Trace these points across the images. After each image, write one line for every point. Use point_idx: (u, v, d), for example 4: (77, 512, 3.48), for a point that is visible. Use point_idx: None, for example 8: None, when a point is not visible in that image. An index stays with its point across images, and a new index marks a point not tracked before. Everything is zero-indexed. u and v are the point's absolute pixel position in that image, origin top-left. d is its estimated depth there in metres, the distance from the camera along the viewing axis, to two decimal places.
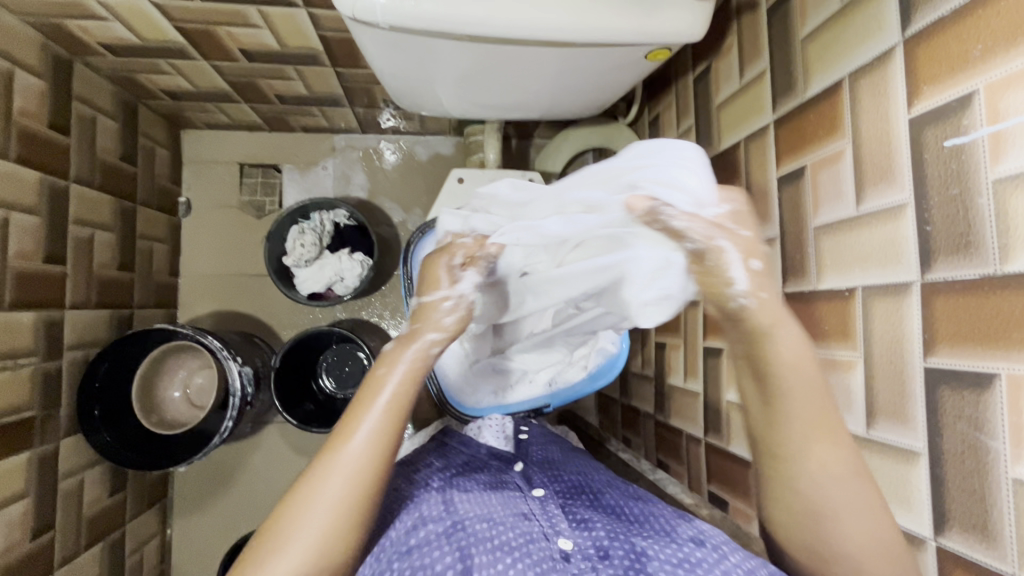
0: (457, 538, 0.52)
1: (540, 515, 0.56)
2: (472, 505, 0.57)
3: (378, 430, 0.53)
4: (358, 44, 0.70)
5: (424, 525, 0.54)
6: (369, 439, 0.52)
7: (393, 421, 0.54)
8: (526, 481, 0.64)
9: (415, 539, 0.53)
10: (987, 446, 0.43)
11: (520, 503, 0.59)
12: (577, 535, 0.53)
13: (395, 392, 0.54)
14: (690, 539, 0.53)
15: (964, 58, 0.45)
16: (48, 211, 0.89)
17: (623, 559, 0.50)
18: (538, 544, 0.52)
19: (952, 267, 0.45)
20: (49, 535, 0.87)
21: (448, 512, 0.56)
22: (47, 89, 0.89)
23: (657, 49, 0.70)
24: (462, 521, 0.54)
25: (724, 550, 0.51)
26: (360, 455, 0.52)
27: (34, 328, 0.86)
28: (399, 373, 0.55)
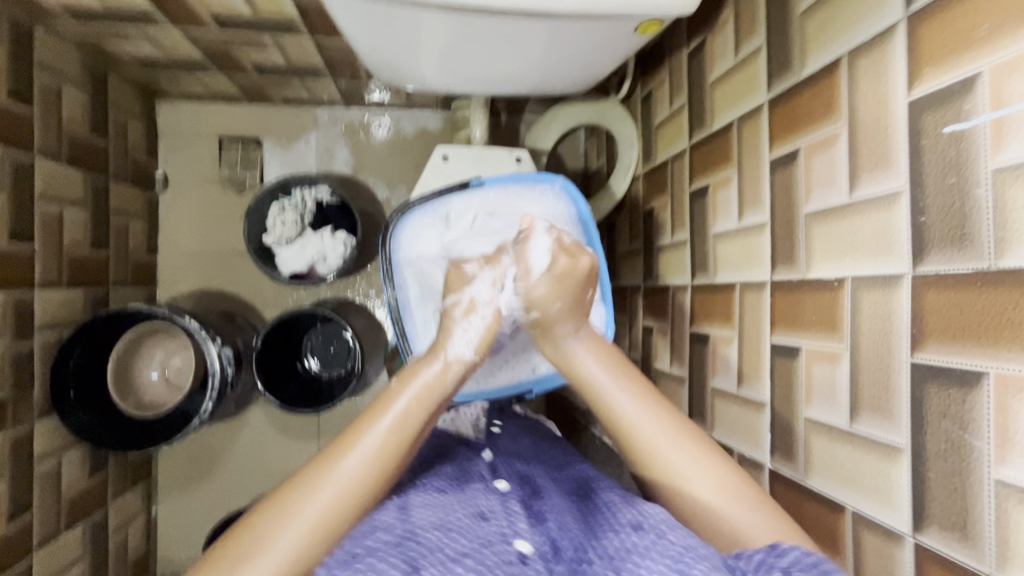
0: (406, 548, 0.46)
1: (499, 514, 0.54)
2: (428, 509, 0.53)
3: (376, 455, 0.54)
4: (332, 13, 0.65)
5: (374, 533, 0.49)
6: (367, 460, 0.54)
7: (398, 449, 0.55)
8: (490, 472, 0.63)
9: (362, 547, 0.47)
10: (972, 446, 0.42)
11: (480, 497, 0.56)
12: (535, 534, 0.51)
13: (400, 416, 0.56)
14: (628, 523, 0.52)
15: (970, 38, 0.42)
16: (11, 186, 0.85)
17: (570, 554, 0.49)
18: (494, 548, 0.48)
19: (945, 260, 0.43)
20: (27, 517, 0.86)
21: (402, 518, 0.51)
22: (6, 56, 0.83)
23: (648, 23, 0.66)
24: (416, 527, 0.50)
25: (663, 529, 0.50)
26: (354, 475, 0.53)
27: (2, 309, 0.84)
28: (411, 394, 0.58)
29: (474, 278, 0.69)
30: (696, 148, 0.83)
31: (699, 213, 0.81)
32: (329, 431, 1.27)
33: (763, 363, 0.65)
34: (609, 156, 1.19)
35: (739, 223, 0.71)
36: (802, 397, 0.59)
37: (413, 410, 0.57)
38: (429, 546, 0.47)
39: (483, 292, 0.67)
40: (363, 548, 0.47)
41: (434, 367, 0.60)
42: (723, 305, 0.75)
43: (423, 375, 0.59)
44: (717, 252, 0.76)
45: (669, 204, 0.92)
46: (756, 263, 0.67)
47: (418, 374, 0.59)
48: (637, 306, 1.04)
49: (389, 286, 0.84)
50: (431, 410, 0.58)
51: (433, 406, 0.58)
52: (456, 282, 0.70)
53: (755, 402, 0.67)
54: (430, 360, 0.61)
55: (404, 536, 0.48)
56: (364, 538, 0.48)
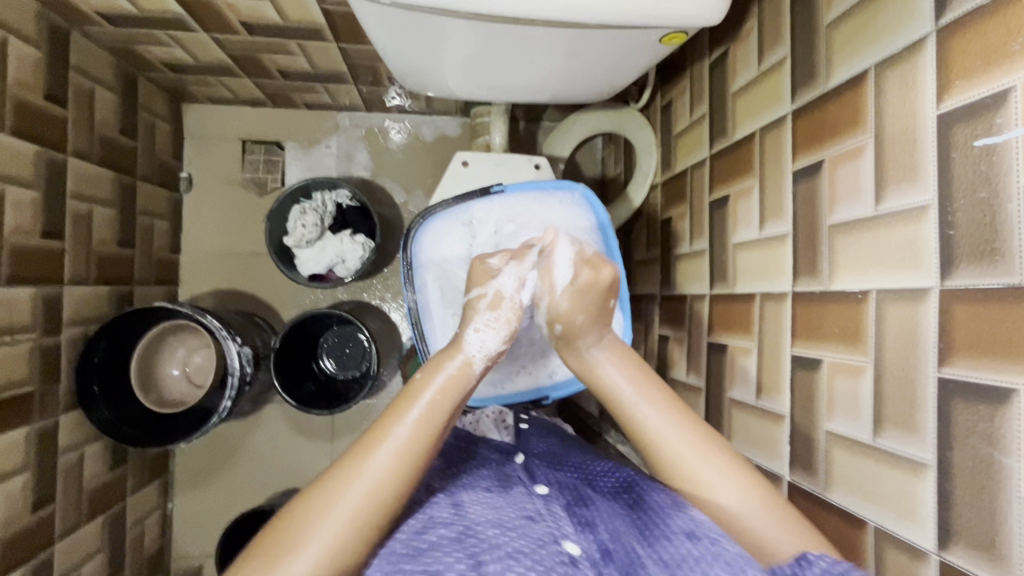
0: (469, 544, 0.48)
1: (547, 517, 0.53)
2: (482, 507, 0.54)
3: (407, 446, 0.54)
4: (361, 21, 0.67)
5: (435, 529, 0.50)
6: (398, 454, 0.54)
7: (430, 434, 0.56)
8: (529, 476, 0.63)
9: (425, 542, 0.49)
10: (1001, 463, 0.41)
11: (526, 500, 0.56)
12: (584, 538, 0.51)
13: (427, 407, 0.58)
14: (680, 531, 0.51)
15: (1002, 52, 0.41)
16: (45, 185, 0.88)
17: (624, 560, 0.48)
18: (548, 548, 0.48)
19: (974, 275, 0.43)
20: (49, 508, 0.88)
21: (458, 514, 0.53)
22: (44, 59, 0.86)
23: (673, 34, 0.67)
24: (474, 525, 0.50)
25: (720, 542, 0.49)
26: (387, 467, 0.53)
27: (33, 304, 0.86)
28: (436, 388, 0.59)
29: (498, 271, 0.72)
30: (717, 158, 0.83)
31: (718, 223, 0.81)
32: (343, 432, 1.28)
33: (783, 374, 0.65)
34: (627, 164, 1.19)
35: (760, 233, 0.71)
36: (823, 409, 0.58)
37: (439, 402, 0.58)
38: (488, 543, 0.48)
39: (509, 285, 0.71)
40: (427, 543, 0.48)
41: (458, 359, 0.63)
42: (741, 315, 0.74)
43: (446, 369, 0.61)
44: (736, 262, 0.76)
45: (688, 213, 0.92)
46: (777, 274, 0.67)
47: (441, 368, 0.61)
48: (653, 314, 1.04)
49: (410, 288, 0.85)
50: (458, 400, 0.60)
51: (459, 396, 0.60)
52: (480, 275, 0.73)
53: (775, 413, 0.66)
54: (453, 354, 0.63)
55: (464, 532, 0.50)
56: (425, 533, 0.50)
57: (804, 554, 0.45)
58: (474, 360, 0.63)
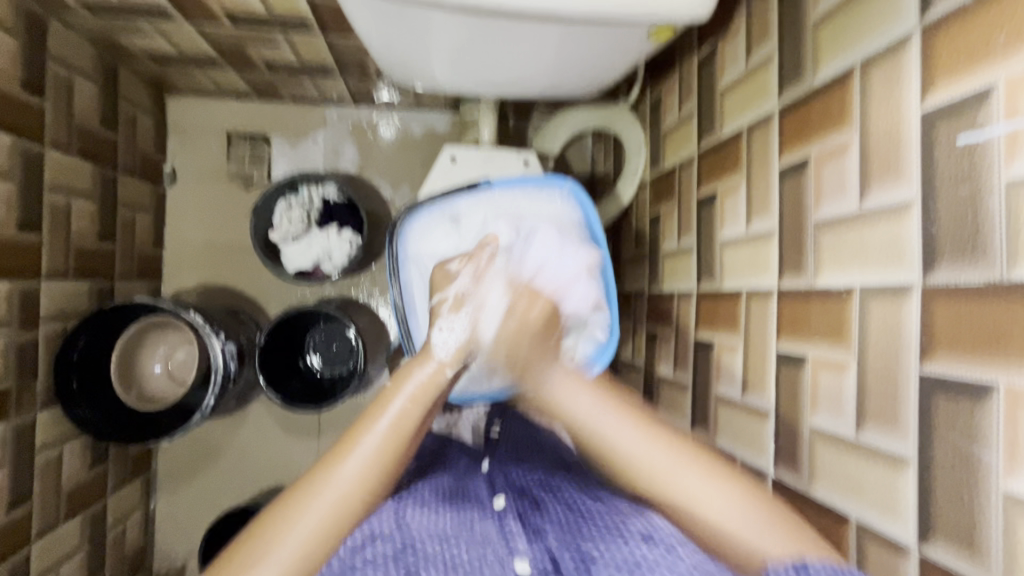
0: (405, 561, 0.51)
1: (496, 528, 0.56)
2: (424, 517, 0.57)
3: (375, 456, 0.54)
4: (346, 13, 0.66)
5: (374, 543, 0.53)
6: (362, 467, 0.54)
7: (396, 448, 0.55)
8: (488, 485, 0.65)
9: (361, 559, 0.52)
10: (980, 458, 0.41)
11: (475, 511, 0.59)
12: (534, 549, 0.52)
13: (396, 417, 0.56)
14: (638, 533, 0.52)
15: (985, 49, 0.42)
16: (21, 177, 0.85)
17: (571, 571, 0.50)
18: (487, 561, 0.51)
19: (956, 271, 0.43)
20: (26, 508, 0.86)
21: (398, 529, 0.55)
22: (20, 47, 0.84)
23: (662, 29, 0.66)
24: (412, 541, 0.53)
25: (676, 547, 0.50)
26: (356, 476, 0.53)
27: (9, 298, 0.84)
28: (406, 396, 0.58)
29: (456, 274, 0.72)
30: (705, 155, 0.83)
31: (705, 221, 0.82)
32: (330, 429, 1.27)
33: (769, 371, 0.65)
34: (617, 161, 1.19)
35: (747, 230, 0.71)
36: (807, 406, 0.59)
37: (410, 410, 0.57)
38: (425, 558, 0.51)
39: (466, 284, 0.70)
40: (362, 561, 0.51)
41: (426, 368, 0.60)
42: (728, 312, 0.74)
43: (415, 378, 0.60)
44: (723, 259, 0.76)
45: (676, 210, 0.92)
46: (763, 270, 0.67)
47: (410, 377, 0.60)
48: (641, 311, 1.04)
49: (395, 284, 0.84)
50: (428, 407, 0.59)
51: (428, 404, 0.59)
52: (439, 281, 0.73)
53: (760, 410, 0.67)
54: (422, 362, 0.61)
55: (401, 550, 0.52)
56: (363, 550, 0.52)
57: (803, 560, 0.44)
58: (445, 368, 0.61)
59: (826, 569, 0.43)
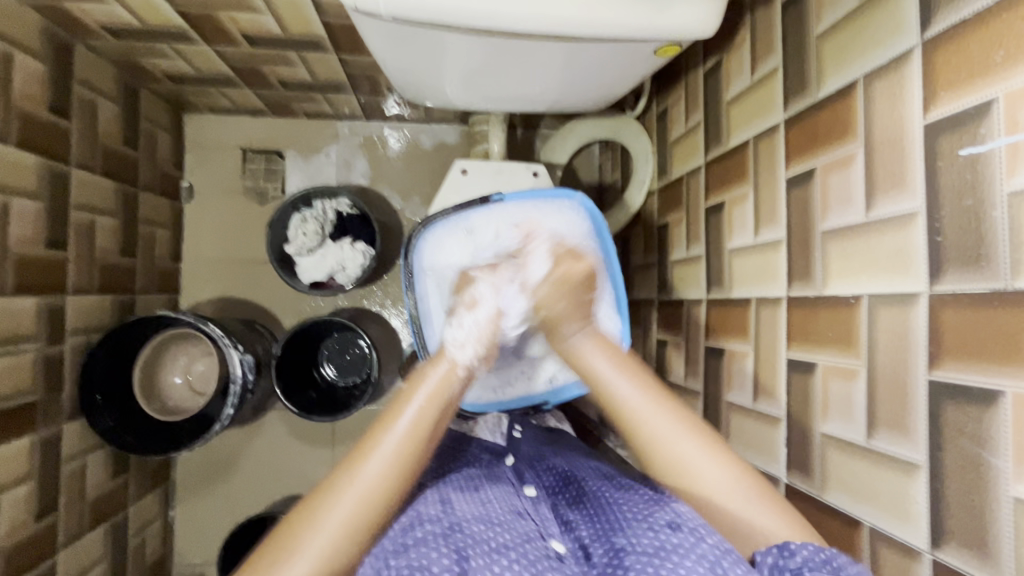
0: (455, 539, 0.49)
1: (534, 516, 0.56)
2: (469, 505, 0.57)
3: (395, 456, 0.55)
4: (362, 37, 0.68)
5: (421, 525, 0.52)
6: (383, 469, 0.55)
7: (415, 451, 0.56)
8: (518, 477, 0.65)
9: (411, 538, 0.50)
10: (990, 463, 0.42)
11: (514, 499, 0.59)
12: (567, 538, 0.54)
13: (414, 419, 0.58)
14: (662, 521, 0.51)
15: (985, 64, 0.43)
16: (49, 196, 0.89)
17: (604, 558, 0.50)
18: (534, 543, 0.51)
19: (962, 279, 0.44)
20: (52, 517, 0.88)
21: (445, 512, 0.54)
22: (48, 72, 0.87)
23: (667, 46, 0.68)
24: (460, 521, 0.52)
25: (701, 533, 0.50)
26: (377, 475, 0.54)
27: (37, 313, 0.87)
28: (422, 397, 0.60)
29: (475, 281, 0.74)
30: (712, 165, 0.84)
31: (714, 230, 0.83)
32: (344, 438, 1.29)
33: (779, 378, 0.66)
34: (625, 170, 1.21)
35: (755, 239, 0.72)
36: (819, 412, 0.59)
37: (425, 411, 0.59)
38: (474, 537, 0.50)
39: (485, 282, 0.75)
40: (413, 539, 0.50)
41: (439, 368, 0.63)
42: (737, 320, 0.76)
43: (428, 380, 0.62)
44: (732, 267, 0.77)
45: (685, 218, 0.93)
46: (771, 279, 0.68)
47: (424, 381, 0.62)
48: (651, 318, 1.05)
49: (410, 294, 0.86)
50: (443, 407, 0.61)
51: (442, 405, 0.61)
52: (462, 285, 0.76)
53: (772, 416, 0.68)
54: (436, 363, 0.64)
55: (450, 528, 0.51)
56: (412, 530, 0.52)
57: (786, 542, 0.49)
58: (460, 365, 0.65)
59: (812, 554, 0.47)
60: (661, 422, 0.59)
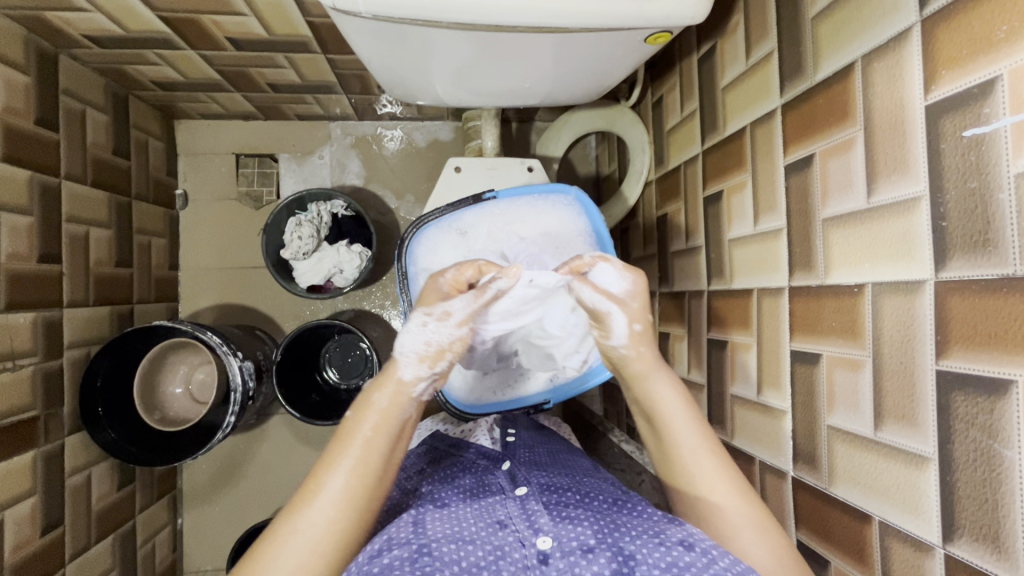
0: (424, 561, 0.48)
1: (518, 519, 0.55)
2: (443, 523, 0.54)
3: (343, 498, 0.53)
4: (344, 36, 0.67)
5: (390, 549, 0.49)
6: (333, 509, 0.52)
7: (365, 478, 0.54)
8: (509, 483, 0.63)
9: (379, 564, 0.48)
10: (1002, 456, 0.41)
11: (498, 507, 0.58)
12: (559, 530, 0.53)
13: (364, 449, 0.55)
14: (677, 541, 0.50)
15: (988, 41, 0.41)
16: (40, 210, 0.88)
17: (610, 560, 0.48)
18: (511, 556, 0.51)
19: (968, 266, 0.43)
20: (59, 531, 0.88)
21: (416, 533, 0.52)
22: (33, 84, 0.87)
23: (658, 33, 0.66)
24: (430, 543, 0.50)
25: (713, 554, 0.48)
26: (327, 517, 0.52)
27: (33, 328, 0.86)
28: (370, 429, 0.57)
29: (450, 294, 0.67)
30: (709, 153, 0.82)
31: (713, 220, 0.81)
32: None
33: (784, 370, 0.65)
34: (621, 161, 1.19)
35: (755, 228, 0.71)
36: (825, 404, 0.58)
37: (372, 442, 0.56)
38: (446, 558, 0.49)
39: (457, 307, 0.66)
40: (380, 567, 0.47)
41: (386, 393, 0.59)
42: (740, 311, 0.74)
43: (377, 406, 0.59)
44: (732, 257, 0.76)
45: (683, 209, 0.91)
46: (772, 269, 0.67)
47: (374, 405, 0.59)
48: (652, 311, 1.04)
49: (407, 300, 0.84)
50: (393, 434, 0.57)
51: (394, 431, 0.57)
52: (429, 294, 0.67)
53: (777, 409, 0.66)
54: (381, 387, 0.60)
55: (419, 551, 0.49)
56: (379, 556, 0.49)
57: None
58: (416, 386, 0.61)
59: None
60: (687, 435, 0.61)
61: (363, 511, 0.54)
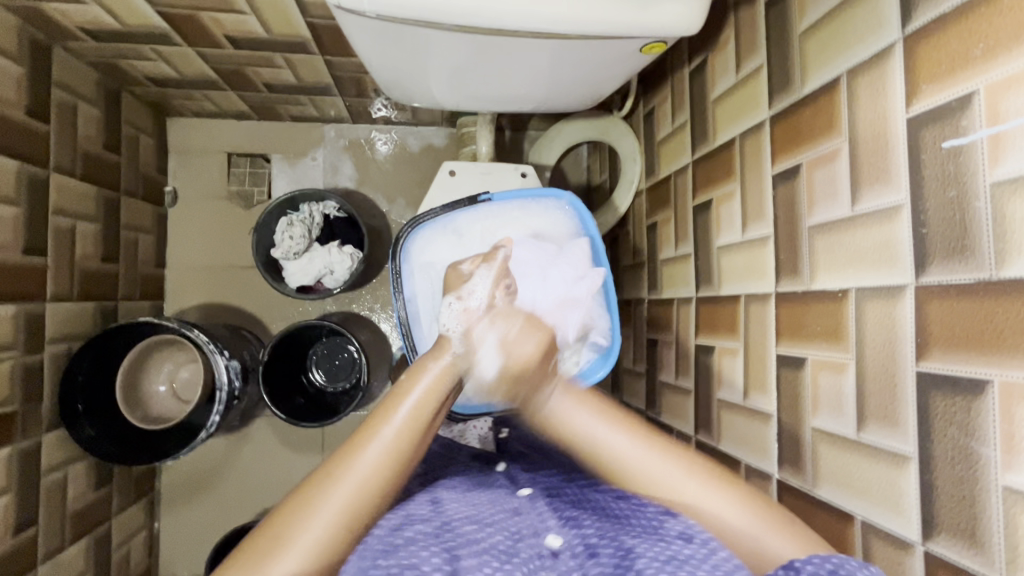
0: (446, 538, 0.49)
1: (530, 511, 0.57)
2: (462, 505, 0.56)
3: (393, 446, 0.55)
4: (347, 36, 0.68)
5: (412, 525, 0.51)
6: (382, 457, 0.54)
7: (415, 435, 0.57)
8: (511, 481, 0.65)
9: (401, 538, 0.49)
10: (978, 453, 0.42)
11: (508, 499, 0.59)
12: (566, 532, 0.53)
13: (414, 407, 0.58)
14: (677, 534, 0.51)
15: (965, 58, 0.43)
16: (26, 201, 0.87)
17: (611, 557, 0.48)
18: (526, 541, 0.51)
19: (947, 271, 0.45)
20: (32, 530, 0.86)
21: (436, 512, 0.54)
22: (25, 74, 0.86)
23: (653, 44, 0.68)
24: (451, 521, 0.52)
25: (713, 546, 0.49)
26: (375, 465, 0.54)
27: (15, 321, 0.84)
28: (421, 389, 0.60)
29: (470, 274, 0.77)
30: (699, 163, 0.84)
31: (702, 228, 0.83)
32: (333, 444, 1.27)
33: (770, 374, 0.66)
34: (612, 171, 1.21)
35: (743, 236, 0.72)
36: (809, 406, 0.59)
37: (424, 402, 0.59)
38: (466, 538, 0.49)
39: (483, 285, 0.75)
40: (403, 539, 0.48)
41: (442, 362, 0.63)
42: (728, 316, 0.75)
43: (430, 371, 0.62)
44: (720, 264, 0.78)
45: (673, 218, 0.93)
46: (760, 276, 0.68)
47: (426, 370, 0.62)
48: (641, 319, 1.05)
49: (399, 298, 0.84)
50: (442, 399, 0.61)
51: (443, 397, 0.61)
52: (455, 280, 0.78)
53: (762, 413, 0.68)
54: (437, 355, 0.64)
55: (441, 528, 0.50)
56: (401, 530, 0.50)
57: (790, 561, 0.46)
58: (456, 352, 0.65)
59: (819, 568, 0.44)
60: (621, 441, 0.59)
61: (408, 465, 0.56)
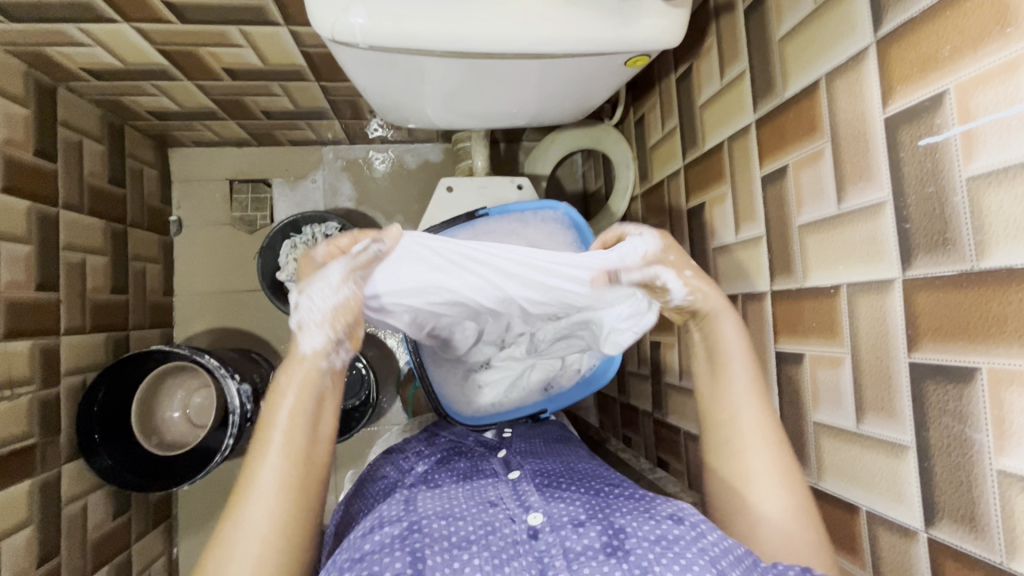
0: (413, 540, 0.48)
1: (510, 499, 0.56)
2: (434, 501, 0.55)
3: (279, 485, 0.51)
4: (341, 65, 0.70)
5: (381, 527, 0.50)
6: (274, 501, 0.51)
7: (299, 464, 0.53)
8: (503, 468, 0.66)
9: (369, 544, 0.48)
10: (972, 439, 0.44)
11: (489, 489, 0.59)
12: (549, 510, 0.53)
13: (288, 427, 0.54)
14: (667, 514, 0.50)
15: (935, 58, 0.45)
16: (38, 238, 0.89)
17: (601, 535, 0.48)
18: (501, 531, 0.51)
19: (932, 264, 0.46)
20: (54, 561, 0.87)
21: (407, 511, 0.53)
22: (31, 116, 0.88)
23: (637, 57, 0.70)
24: (420, 520, 0.51)
25: (702, 528, 0.48)
26: (268, 513, 0.50)
27: (31, 356, 0.87)
28: (288, 412, 0.54)
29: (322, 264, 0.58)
30: (691, 167, 0.86)
31: (697, 230, 0.84)
32: (345, 461, 1.28)
33: (771, 371, 0.67)
34: (607, 177, 1.23)
35: (737, 236, 0.74)
36: (810, 402, 0.61)
37: (296, 425, 0.54)
38: (433, 536, 0.49)
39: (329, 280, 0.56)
40: (371, 546, 0.47)
41: (295, 376, 0.55)
42: None
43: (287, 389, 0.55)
44: (717, 265, 0.79)
45: (668, 222, 0.95)
46: (756, 275, 0.70)
47: (284, 388, 0.55)
48: None
49: None
50: (315, 409, 0.55)
51: (312, 409, 0.55)
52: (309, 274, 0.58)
53: None
54: (287, 371, 0.56)
55: (409, 529, 0.49)
56: (371, 534, 0.49)
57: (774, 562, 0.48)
58: (321, 360, 0.56)
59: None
60: (741, 379, 0.63)
61: (308, 498, 0.53)
